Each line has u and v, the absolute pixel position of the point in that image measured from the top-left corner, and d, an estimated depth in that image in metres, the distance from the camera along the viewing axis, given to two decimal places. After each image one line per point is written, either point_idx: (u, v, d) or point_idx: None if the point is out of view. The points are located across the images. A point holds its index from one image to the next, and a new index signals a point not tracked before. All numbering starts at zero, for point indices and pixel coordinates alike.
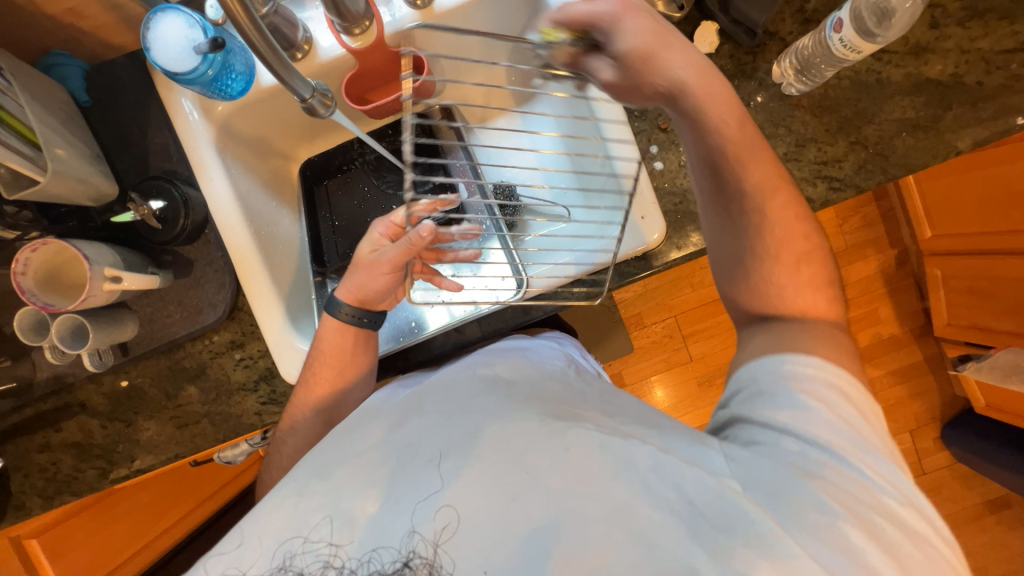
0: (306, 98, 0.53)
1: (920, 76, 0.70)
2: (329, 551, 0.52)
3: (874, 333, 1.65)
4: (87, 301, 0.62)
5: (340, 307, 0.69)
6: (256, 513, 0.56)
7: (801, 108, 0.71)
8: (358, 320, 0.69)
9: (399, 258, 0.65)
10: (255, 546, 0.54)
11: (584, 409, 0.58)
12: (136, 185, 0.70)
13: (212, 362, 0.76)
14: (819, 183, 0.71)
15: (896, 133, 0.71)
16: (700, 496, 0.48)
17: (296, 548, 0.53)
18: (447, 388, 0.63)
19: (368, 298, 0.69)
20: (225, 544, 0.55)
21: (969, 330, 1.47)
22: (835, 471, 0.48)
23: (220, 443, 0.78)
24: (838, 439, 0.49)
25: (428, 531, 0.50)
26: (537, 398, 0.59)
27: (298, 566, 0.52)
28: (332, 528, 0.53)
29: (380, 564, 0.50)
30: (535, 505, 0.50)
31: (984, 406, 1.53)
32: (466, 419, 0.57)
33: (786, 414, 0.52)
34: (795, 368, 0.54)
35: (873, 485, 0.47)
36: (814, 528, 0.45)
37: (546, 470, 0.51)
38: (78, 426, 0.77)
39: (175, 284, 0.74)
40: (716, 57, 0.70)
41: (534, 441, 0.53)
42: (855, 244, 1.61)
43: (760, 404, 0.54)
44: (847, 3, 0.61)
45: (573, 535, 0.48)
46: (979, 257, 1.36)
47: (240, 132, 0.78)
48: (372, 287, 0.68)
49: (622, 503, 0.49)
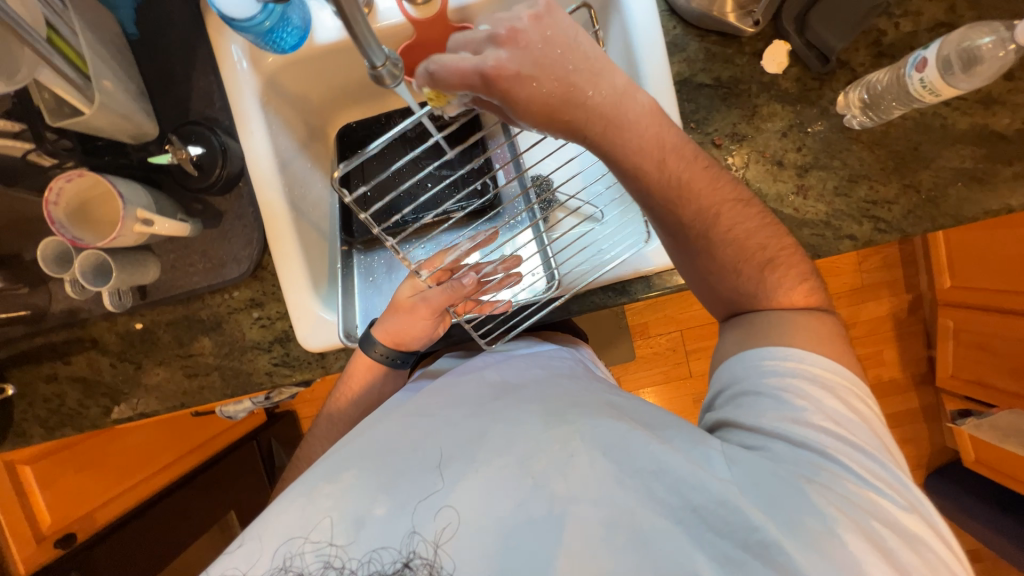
0: (375, 66, 0.44)
1: (986, 127, 0.68)
2: (331, 552, 0.49)
3: (876, 375, 1.64)
4: (116, 240, 0.61)
5: (373, 344, 0.70)
6: (266, 514, 0.54)
7: (859, 143, 0.69)
8: (392, 360, 0.71)
9: (439, 302, 0.69)
10: (256, 546, 0.51)
11: (583, 404, 0.58)
12: (176, 129, 0.69)
13: (230, 317, 0.75)
14: (865, 223, 0.70)
15: (952, 182, 0.69)
16: (701, 501, 0.48)
17: (295, 548, 0.50)
18: (454, 390, 0.63)
19: (404, 340, 0.71)
20: (231, 543, 0.53)
21: (971, 386, 1.47)
22: (829, 476, 0.49)
23: (227, 398, 0.78)
24: (828, 443, 0.51)
25: (429, 531, 0.49)
26: (538, 398, 0.59)
27: (298, 566, 0.49)
28: (332, 529, 0.50)
29: (380, 565, 0.48)
30: (542, 509, 0.49)
31: (974, 461, 1.52)
32: (472, 421, 0.57)
33: (772, 415, 0.53)
34: (776, 365, 0.56)
35: (866, 487, 0.49)
36: (812, 535, 0.45)
37: (548, 473, 0.51)
38: (87, 362, 0.77)
39: (202, 234, 0.73)
40: (782, 79, 0.69)
41: (540, 449, 0.52)
42: (872, 284, 1.58)
43: (748, 407, 0.55)
44: (936, 44, 0.60)
45: (575, 519, 0.48)
46: (996, 314, 1.34)
47: (285, 87, 0.76)
48: (406, 326, 0.70)
49: (626, 505, 0.48)
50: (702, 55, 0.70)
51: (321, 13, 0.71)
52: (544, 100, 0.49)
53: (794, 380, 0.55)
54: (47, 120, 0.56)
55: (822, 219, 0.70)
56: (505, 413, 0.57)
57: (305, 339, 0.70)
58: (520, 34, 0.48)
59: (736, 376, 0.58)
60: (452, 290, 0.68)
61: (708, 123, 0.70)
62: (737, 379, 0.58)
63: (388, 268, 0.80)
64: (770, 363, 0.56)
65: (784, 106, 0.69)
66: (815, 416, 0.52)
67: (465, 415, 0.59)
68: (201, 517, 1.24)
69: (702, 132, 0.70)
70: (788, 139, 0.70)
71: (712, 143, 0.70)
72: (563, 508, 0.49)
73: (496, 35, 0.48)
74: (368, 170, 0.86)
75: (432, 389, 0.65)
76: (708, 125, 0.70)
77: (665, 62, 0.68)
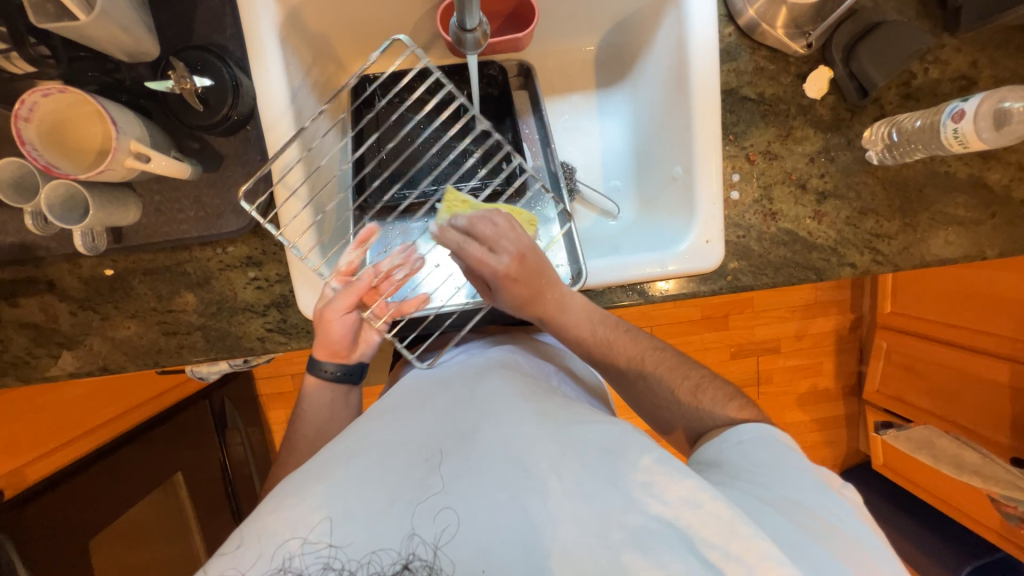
0: (468, 29, 0.53)
1: (980, 179, 0.74)
2: (330, 552, 0.43)
3: (811, 383, 1.77)
4: (103, 173, 0.53)
5: (318, 365, 0.68)
6: (261, 510, 0.48)
7: (874, 177, 0.73)
8: (333, 375, 0.69)
9: (350, 302, 0.63)
10: (254, 545, 0.45)
11: (578, 412, 0.56)
12: (179, 53, 0.60)
13: (220, 274, 0.68)
14: (866, 253, 0.74)
15: (943, 226, 0.74)
16: (705, 526, 0.43)
17: (294, 549, 0.43)
18: (452, 389, 0.61)
19: (338, 352, 0.67)
20: (227, 544, 0.47)
21: (891, 401, 1.64)
22: (805, 510, 0.49)
23: (207, 361, 0.71)
24: (799, 486, 0.52)
25: (428, 532, 0.44)
26: (532, 398, 0.57)
27: (297, 568, 0.42)
28: (332, 530, 0.44)
29: (380, 568, 0.42)
30: (538, 505, 0.44)
31: (881, 464, 1.69)
32: (464, 419, 0.54)
33: (746, 463, 0.55)
34: (748, 436, 0.58)
35: (841, 524, 0.48)
36: (802, 550, 0.44)
37: (545, 468, 0.47)
38: (41, 306, 0.67)
39: (199, 178, 0.65)
40: (820, 105, 0.72)
41: (536, 443, 0.49)
42: (823, 300, 1.70)
43: (726, 463, 0.56)
44: (974, 97, 0.64)
45: (569, 516, 0.44)
46: (923, 340, 1.49)
47: (305, 23, 0.67)
48: (331, 336, 0.64)
49: (618, 504, 0.45)
50: (751, 67, 0.72)
51: None
52: (505, 303, 0.64)
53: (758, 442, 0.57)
54: (34, 20, 0.50)
55: (831, 245, 0.73)
56: (498, 409, 0.54)
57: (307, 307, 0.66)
58: (528, 263, 0.61)
59: (702, 455, 0.60)
60: (355, 288, 0.63)
61: (745, 137, 0.72)
62: (713, 450, 0.59)
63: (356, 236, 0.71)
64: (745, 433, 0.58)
65: (818, 130, 0.73)
66: (781, 462, 0.54)
67: (456, 414, 0.56)
68: (144, 479, 1.15)
69: (738, 145, 0.72)
70: (814, 165, 0.73)
71: (746, 158, 0.72)
72: (552, 498, 0.44)
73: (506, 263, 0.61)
74: (385, 130, 0.79)
75: (424, 389, 0.62)
76: (745, 139, 0.72)
77: (714, 68, 0.68)
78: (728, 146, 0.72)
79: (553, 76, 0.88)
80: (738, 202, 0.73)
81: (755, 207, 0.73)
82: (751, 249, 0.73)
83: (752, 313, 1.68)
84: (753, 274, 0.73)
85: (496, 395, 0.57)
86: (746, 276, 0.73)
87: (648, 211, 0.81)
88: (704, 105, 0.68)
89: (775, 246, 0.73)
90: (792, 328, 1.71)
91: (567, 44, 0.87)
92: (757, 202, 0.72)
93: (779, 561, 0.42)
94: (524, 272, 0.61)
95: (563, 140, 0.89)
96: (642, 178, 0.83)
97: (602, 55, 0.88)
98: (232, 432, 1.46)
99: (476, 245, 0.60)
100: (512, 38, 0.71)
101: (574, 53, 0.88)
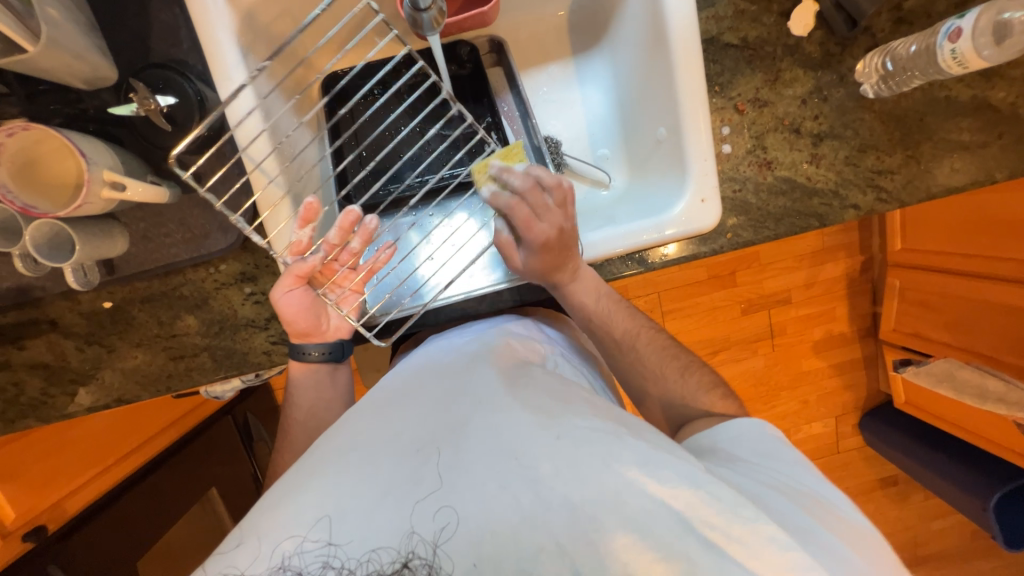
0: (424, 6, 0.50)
1: (984, 100, 0.70)
2: (329, 550, 0.44)
3: (826, 330, 1.75)
4: (81, 207, 0.52)
5: (300, 349, 0.67)
6: (261, 509, 0.49)
7: (871, 112, 0.70)
8: (309, 355, 0.67)
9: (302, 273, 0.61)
10: (255, 544, 0.46)
11: (575, 400, 0.55)
12: (139, 74, 0.58)
13: (217, 293, 0.68)
14: (869, 192, 0.71)
15: (948, 154, 0.71)
16: (703, 509, 0.45)
17: (290, 548, 0.45)
18: (444, 376, 0.60)
19: (309, 329, 0.66)
20: (226, 544, 0.48)
21: (909, 338, 1.61)
22: (794, 493, 0.51)
23: (217, 380, 0.72)
24: (791, 477, 0.54)
25: (428, 530, 0.45)
26: (525, 385, 0.56)
27: (297, 567, 0.44)
28: (331, 528, 0.45)
29: (379, 566, 0.43)
30: (532, 495, 0.45)
31: (903, 403, 1.69)
32: (457, 408, 0.54)
33: (737, 451, 0.58)
34: (738, 429, 0.61)
35: (824, 503, 0.52)
36: (791, 528, 0.46)
37: (539, 456, 0.47)
38: (47, 346, 0.68)
39: (181, 199, 0.64)
40: (807, 42, 0.69)
41: (531, 435, 0.48)
42: (830, 246, 1.67)
43: (717, 453, 0.59)
44: (970, 13, 0.61)
45: (563, 505, 0.45)
46: (938, 274, 1.45)
47: (264, 26, 0.65)
48: (292, 317, 0.64)
49: (612, 491, 0.45)
50: (731, 11, 0.69)
51: None
52: (532, 266, 0.64)
53: (746, 434, 0.60)
54: None
55: (831, 188, 0.71)
56: (490, 398, 0.54)
57: None
58: (570, 228, 0.62)
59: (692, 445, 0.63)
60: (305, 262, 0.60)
61: (732, 87, 0.69)
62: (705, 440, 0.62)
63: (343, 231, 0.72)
64: (734, 425, 0.61)
65: (807, 70, 0.69)
66: (770, 451, 0.57)
67: (449, 402, 0.55)
68: (179, 499, 1.18)
69: (725, 95, 0.70)
70: (807, 107, 0.70)
71: (736, 109, 0.69)
72: (544, 485, 0.45)
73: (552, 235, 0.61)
74: (360, 128, 0.78)
75: (417, 379, 0.62)
76: (732, 89, 0.69)
77: (692, 19, 0.64)
78: (715, 98, 0.70)
79: (525, 48, 0.85)
80: (731, 156, 0.71)
81: (749, 158, 0.70)
82: (749, 203, 0.71)
83: (759, 267, 1.66)
84: (753, 228, 0.71)
85: (489, 382, 0.56)
86: (746, 231, 0.71)
87: (638, 176, 0.79)
88: (685, 57, 0.65)
89: (773, 197, 0.71)
90: (802, 278, 1.69)
91: (537, 12, 0.83)
92: (751, 153, 0.69)
93: (776, 544, 0.43)
94: (562, 245, 0.62)
95: (543, 113, 0.86)
96: (631, 141, 0.81)
97: (573, 20, 0.85)
98: (258, 444, 1.49)
99: (524, 216, 0.59)
100: (477, 13, 0.68)
101: (545, 20, 0.84)
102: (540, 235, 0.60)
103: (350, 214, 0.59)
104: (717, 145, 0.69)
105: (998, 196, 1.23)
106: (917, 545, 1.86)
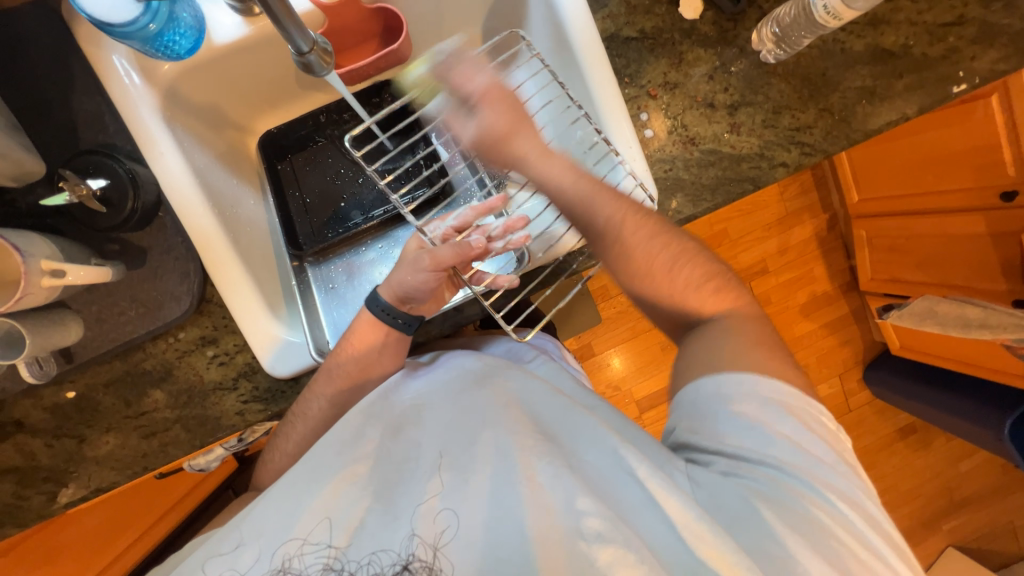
0: (304, 52, 0.50)
1: (877, 47, 0.74)
2: (330, 553, 0.48)
3: (809, 291, 1.74)
4: (22, 299, 0.54)
5: (380, 305, 0.64)
6: (258, 510, 0.53)
7: (775, 76, 0.74)
8: (392, 319, 0.64)
9: (448, 260, 0.60)
10: (254, 547, 0.50)
11: (590, 416, 0.56)
12: (68, 162, 0.63)
13: (180, 362, 0.68)
14: (793, 149, 0.74)
15: (857, 101, 0.74)
16: (687, 521, 0.45)
17: (292, 551, 0.49)
18: (446, 399, 0.61)
19: (407, 295, 0.64)
20: (223, 545, 0.51)
21: (888, 284, 1.60)
22: (803, 501, 0.47)
23: (194, 451, 0.70)
24: (812, 475, 0.49)
25: (429, 534, 0.47)
26: (533, 412, 0.57)
27: (297, 569, 0.48)
28: (331, 530, 0.49)
29: (380, 568, 0.46)
30: (530, 509, 0.46)
31: (899, 348, 1.69)
32: (466, 432, 0.56)
33: (753, 436, 0.50)
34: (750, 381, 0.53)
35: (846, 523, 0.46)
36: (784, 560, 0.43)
37: (545, 483, 0.48)
38: (15, 448, 0.67)
39: (128, 275, 0.66)
40: (700, 24, 0.74)
41: (531, 455, 0.50)
42: (793, 210, 1.70)
43: (718, 424, 0.52)
44: None
45: (544, 512, 0.46)
46: (901, 217, 1.48)
47: (188, 99, 0.70)
48: (414, 289, 0.63)
49: (611, 513, 0.46)
50: (624, 9, 0.74)
51: (215, 11, 0.66)
52: (485, 132, 0.59)
53: (747, 403, 0.52)
54: None
55: (757, 151, 0.73)
56: (495, 418, 0.55)
57: (272, 367, 0.64)
58: (507, 86, 0.61)
59: (682, 398, 0.56)
60: (462, 251, 0.60)
61: (641, 76, 0.73)
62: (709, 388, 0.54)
63: (349, 275, 0.79)
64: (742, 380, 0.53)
65: (706, 49, 0.74)
66: (784, 432, 0.51)
67: (458, 420, 0.57)
68: None
69: (636, 85, 0.74)
70: (715, 82, 0.73)
71: (648, 96, 0.73)
72: (537, 490, 0.48)
73: (475, 92, 0.59)
74: (302, 177, 0.83)
75: (428, 396, 0.62)
76: (641, 78, 0.74)
77: (590, 23, 0.68)
78: (627, 89, 0.74)
79: None
80: (654, 140, 0.74)
81: (672, 138, 0.73)
82: (683, 180, 0.73)
83: (731, 244, 1.69)
84: (692, 203, 0.73)
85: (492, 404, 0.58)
86: (676, 205, 0.73)
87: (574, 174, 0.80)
88: (585, 56, 0.68)
89: (703, 170, 0.73)
90: (774, 246, 1.70)
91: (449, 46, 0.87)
92: (673, 134, 0.73)
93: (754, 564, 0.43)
94: (503, 93, 0.59)
95: None
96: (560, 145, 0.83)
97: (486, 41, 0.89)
98: None
99: (461, 66, 0.59)
100: (389, 52, 0.72)
101: None
102: (475, 90, 0.59)
103: (521, 220, 0.62)
104: (638, 131, 0.73)
105: (950, 127, 1.24)
106: (951, 490, 1.81)
